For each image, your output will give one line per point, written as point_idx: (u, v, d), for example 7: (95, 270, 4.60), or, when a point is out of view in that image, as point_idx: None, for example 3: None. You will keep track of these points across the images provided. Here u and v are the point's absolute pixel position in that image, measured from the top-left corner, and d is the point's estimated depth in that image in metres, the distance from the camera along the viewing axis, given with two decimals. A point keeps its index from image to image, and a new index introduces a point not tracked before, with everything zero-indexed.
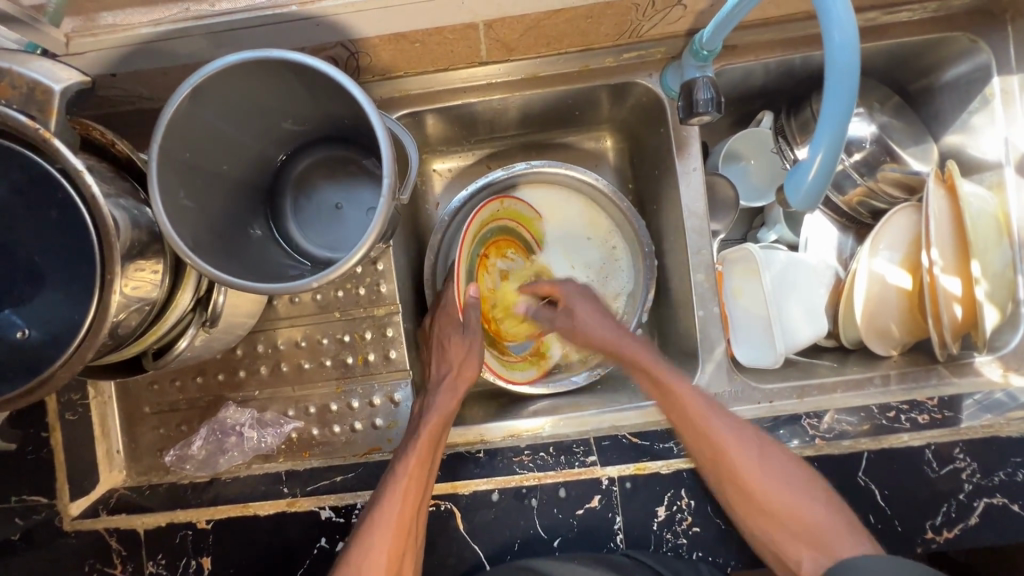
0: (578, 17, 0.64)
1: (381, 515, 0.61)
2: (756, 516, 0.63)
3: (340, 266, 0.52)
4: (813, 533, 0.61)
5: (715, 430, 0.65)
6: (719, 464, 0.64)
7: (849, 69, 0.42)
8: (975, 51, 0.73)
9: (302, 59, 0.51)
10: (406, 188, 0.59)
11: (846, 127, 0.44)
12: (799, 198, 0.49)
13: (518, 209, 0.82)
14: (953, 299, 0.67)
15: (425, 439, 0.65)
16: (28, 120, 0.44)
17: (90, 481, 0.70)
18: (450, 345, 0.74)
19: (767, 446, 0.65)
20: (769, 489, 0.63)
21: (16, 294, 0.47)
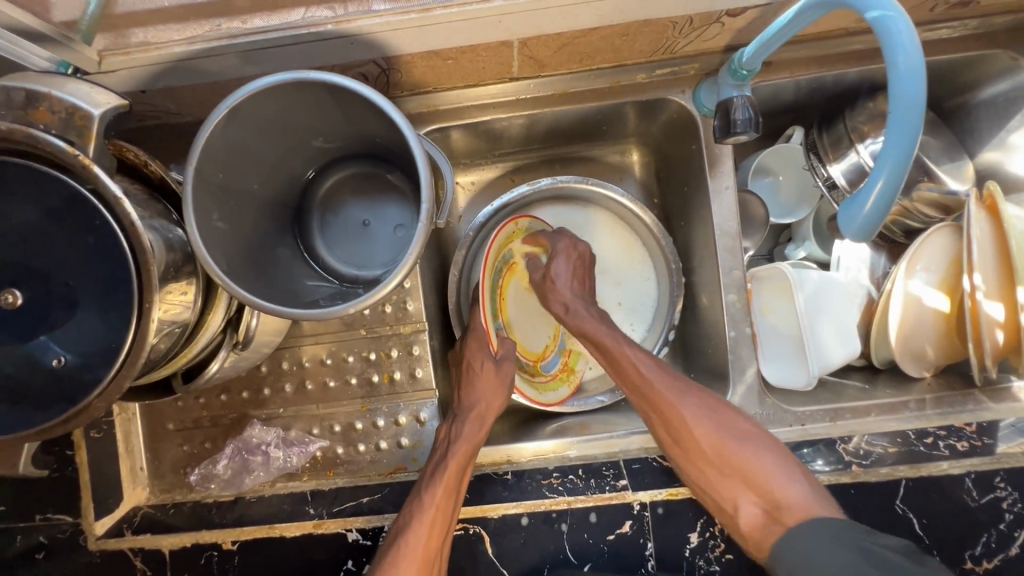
0: (614, 35, 0.63)
1: (407, 547, 0.60)
2: (701, 472, 0.61)
3: (377, 292, 0.51)
4: (759, 485, 0.59)
5: (653, 383, 0.66)
6: (659, 413, 0.65)
7: (917, 101, 0.42)
8: (1016, 69, 0.72)
9: (341, 81, 0.50)
10: (443, 212, 0.59)
11: (910, 159, 0.43)
12: (852, 230, 0.48)
13: (531, 226, 0.81)
14: (995, 324, 0.65)
15: (453, 468, 0.64)
16: (67, 147, 0.43)
17: (113, 499, 0.69)
18: (478, 368, 0.72)
19: (710, 400, 0.64)
20: (711, 442, 0.61)
21: (49, 321, 0.46)
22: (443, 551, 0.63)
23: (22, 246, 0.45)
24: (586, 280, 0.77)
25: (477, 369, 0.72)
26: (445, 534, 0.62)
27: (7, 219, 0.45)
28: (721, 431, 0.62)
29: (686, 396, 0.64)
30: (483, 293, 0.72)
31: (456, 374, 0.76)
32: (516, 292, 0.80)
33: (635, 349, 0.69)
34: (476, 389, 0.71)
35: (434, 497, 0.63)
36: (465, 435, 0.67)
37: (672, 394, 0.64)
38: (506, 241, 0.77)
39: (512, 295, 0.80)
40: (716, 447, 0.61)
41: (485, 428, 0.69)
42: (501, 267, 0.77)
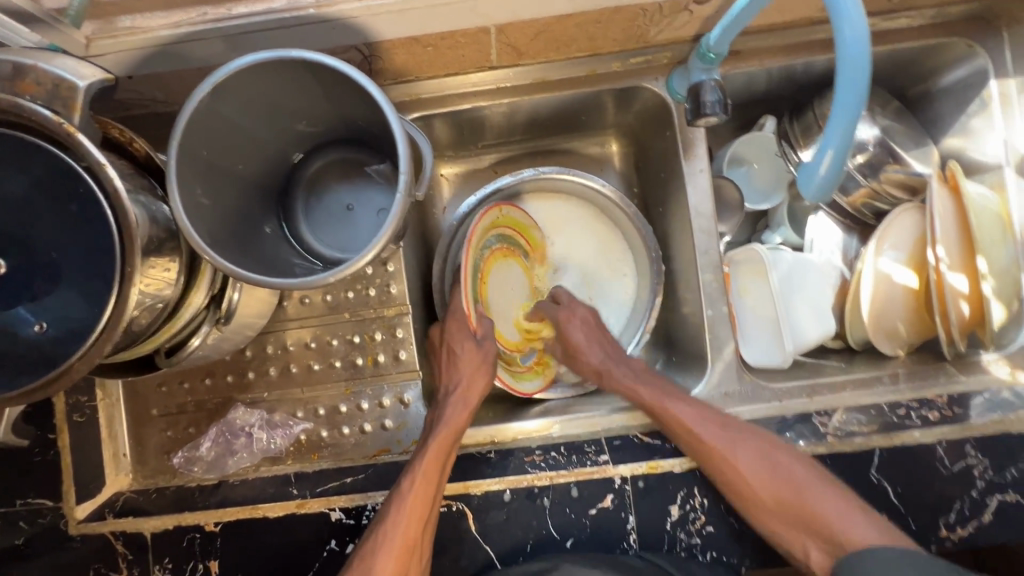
0: (587, 22, 0.66)
1: (387, 533, 0.61)
2: (767, 519, 0.63)
3: (354, 263, 0.52)
4: (819, 525, 0.61)
5: (703, 439, 0.65)
6: (713, 467, 0.64)
7: (862, 63, 0.44)
8: (973, 56, 0.75)
9: (321, 59, 0.51)
10: (422, 184, 0.60)
11: (857, 119, 0.46)
12: (809, 190, 0.51)
13: (513, 216, 0.80)
14: (960, 295, 0.68)
15: (434, 453, 0.65)
16: (52, 116, 0.44)
17: (97, 484, 0.69)
18: (462, 355, 0.73)
19: (764, 445, 0.65)
20: (767, 489, 0.63)
21: (32, 289, 0.46)
22: (424, 536, 0.63)
23: (7, 214, 0.46)
24: (604, 336, 0.79)
25: (461, 356, 0.72)
26: (429, 520, 0.63)
27: None
28: (774, 476, 0.63)
29: (738, 447, 0.65)
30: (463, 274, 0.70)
31: (435, 361, 0.76)
32: (495, 277, 0.78)
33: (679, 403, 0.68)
34: (458, 373, 0.72)
35: (414, 483, 0.63)
36: (447, 420, 0.68)
37: (725, 448, 0.64)
38: (488, 228, 0.75)
39: (492, 280, 0.77)
40: (773, 495, 0.63)
41: (467, 413, 0.70)
42: (484, 252, 0.75)
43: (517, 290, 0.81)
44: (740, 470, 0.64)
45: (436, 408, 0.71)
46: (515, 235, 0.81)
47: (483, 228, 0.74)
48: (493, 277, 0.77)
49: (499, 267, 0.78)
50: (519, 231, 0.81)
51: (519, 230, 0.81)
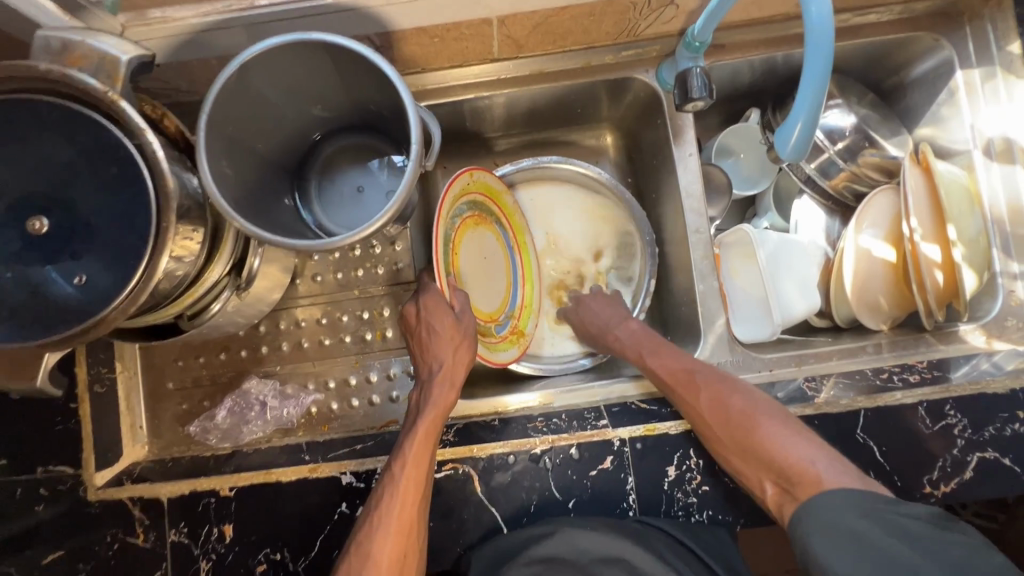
0: (582, 15, 0.72)
1: (384, 515, 0.61)
2: (731, 455, 0.65)
3: (362, 230, 0.56)
4: (781, 465, 0.61)
5: (681, 376, 0.70)
6: (685, 401, 0.69)
7: (825, 35, 0.50)
8: (939, 48, 0.81)
9: (339, 41, 0.56)
10: (430, 156, 0.66)
11: (823, 84, 0.52)
12: (787, 151, 0.58)
13: (484, 182, 0.79)
14: (933, 265, 0.73)
15: (424, 432, 0.66)
16: (98, 85, 0.48)
17: (114, 453, 0.72)
18: (435, 331, 0.71)
19: (722, 389, 0.68)
20: (736, 423, 0.65)
21: (74, 246, 0.50)
22: (422, 515, 0.63)
23: (52, 176, 0.50)
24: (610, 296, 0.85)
25: (434, 333, 0.71)
26: (422, 499, 0.63)
27: (40, 152, 0.50)
28: (731, 418, 0.66)
29: (700, 392, 0.68)
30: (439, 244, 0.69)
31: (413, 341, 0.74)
32: (468, 244, 0.77)
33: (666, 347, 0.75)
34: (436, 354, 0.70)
35: (406, 466, 0.64)
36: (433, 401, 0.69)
37: (688, 391, 0.69)
38: (459, 195, 0.74)
39: (466, 246, 0.76)
40: (731, 434, 0.65)
41: (451, 391, 0.69)
42: (455, 220, 0.74)
43: (489, 257, 0.80)
44: (699, 411, 0.67)
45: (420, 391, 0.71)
46: (487, 202, 0.80)
47: (453, 197, 0.72)
48: (466, 246, 0.76)
49: (471, 236, 0.77)
50: (491, 198, 0.81)
51: (493, 198, 0.81)
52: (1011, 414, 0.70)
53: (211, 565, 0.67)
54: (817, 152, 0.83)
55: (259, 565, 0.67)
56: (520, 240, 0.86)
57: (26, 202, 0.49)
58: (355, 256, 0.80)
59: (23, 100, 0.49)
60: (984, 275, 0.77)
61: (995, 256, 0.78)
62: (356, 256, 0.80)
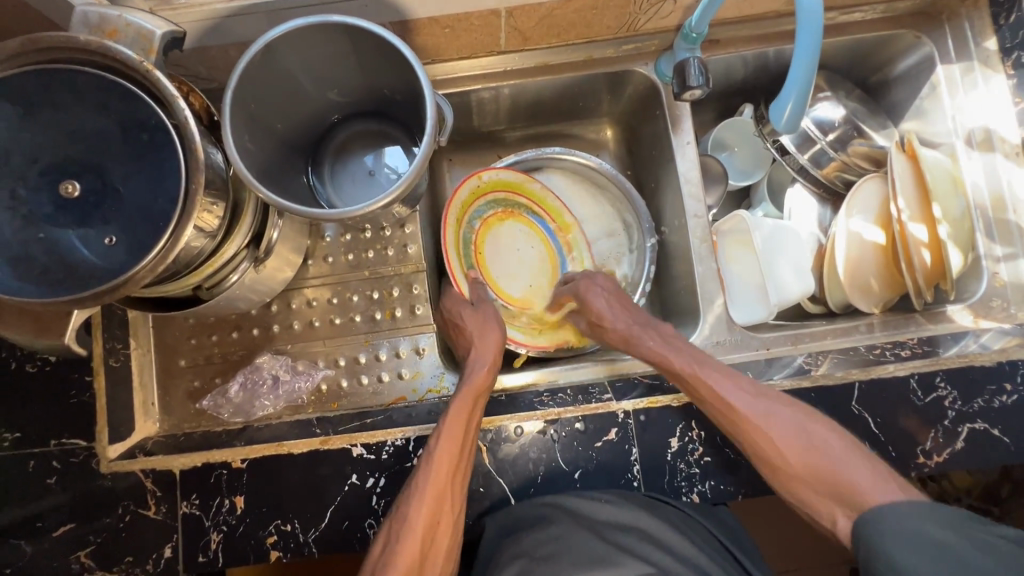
0: (585, 8, 0.75)
1: (418, 490, 0.61)
2: (794, 486, 0.64)
3: (374, 203, 0.58)
4: (847, 497, 0.60)
5: (739, 409, 0.66)
6: (740, 433, 0.66)
7: (814, 13, 0.55)
8: (920, 45, 0.86)
9: (359, 23, 0.59)
10: (444, 133, 0.70)
11: (813, 60, 0.57)
12: (781, 125, 0.63)
13: (501, 179, 0.87)
14: (921, 244, 0.77)
15: (461, 406, 0.66)
16: (135, 56, 0.51)
17: (127, 427, 0.73)
18: (465, 320, 0.76)
19: (803, 416, 0.65)
20: (797, 458, 0.63)
21: (105, 209, 0.52)
22: (456, 488, 0.63)
23: (84, 143, 0.52)
24: (624, 301, 0.81)
25: (465, 322, 0.76)
26: (458, 475, 0.64)
27: (75, 120, 0.52)
28: (808, 447, 0.63)
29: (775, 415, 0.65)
30: (446, 248, 0.79)
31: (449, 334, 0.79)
32: (495, 239, 0.87)
33: (716, 369, 0.69)
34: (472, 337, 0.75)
35: (439, 436, 0.64)
36: (469, 377, 0.70)
37: (761, 419, 0.65)
38: (471, 199, 0.83)
39: (488, 243, 0.86)
40: (805, 463, 0.63)
41: (488, 369, 0.71)
42: (473, 222, 0.84)
43: (521, 246, 0.89)
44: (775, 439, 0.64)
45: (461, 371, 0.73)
46: (510, 197, 0.88)
47: (459, 203, 0.82)
48: (491, 240, 0.87)
49: (495, 232, 0.87)
50: (514, 191, 0.88)
51: (513, 191, 0.88)
52: (999, 386, 0.73)
53: (221, 537, 0.68)
54: (810, 143, 0.87)
55: (269, 537, 0.68)
56: (560, 222, 0.91)
57: (60, 166, 0.52)
58: (365, 238, 0.82)
59: (60, 70, 0.52)
60: (969, 256, 0.81)
61: (979, 239, 0.81)
62: (366, 237, 0.82)
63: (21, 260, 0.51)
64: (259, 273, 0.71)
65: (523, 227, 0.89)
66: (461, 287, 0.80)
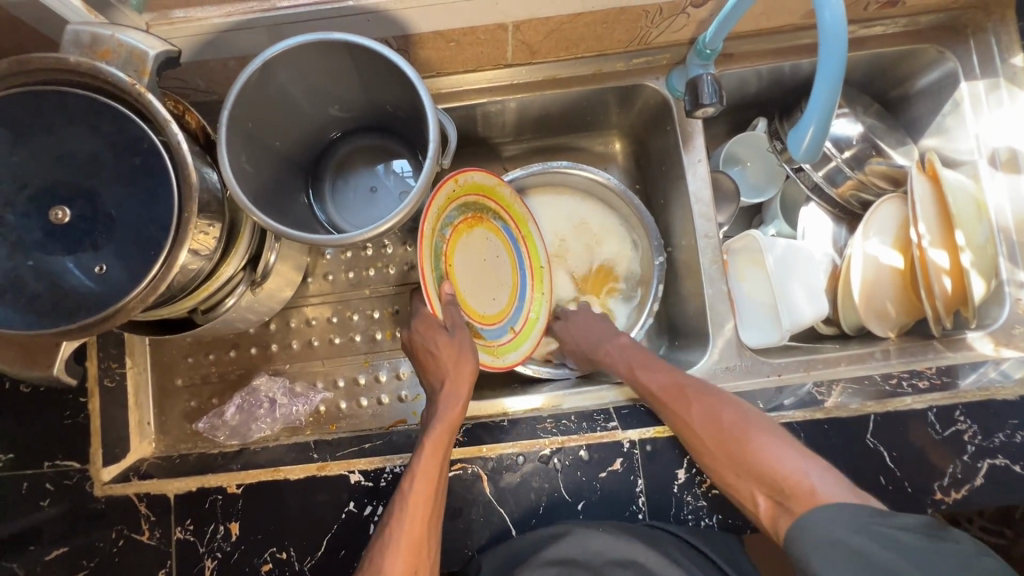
0: (595, 22, 0.73)
1: (393, 541, 0.59)
2: (716, 467, 0.63)
3: (378, 226, 0.56)
4: (767, 479, 0.59)
5: (665, 400, 0.69)
6: (668, 412, 0.68)
7: (839, 34, 0.51)
8: (943, 60, 0.82)
9: (360, 41, 0.57)
10: (446, 154, 0.68)
11: (838, 84, 0.54)
12: (800, 153, 0.61)
13: (473, 181, 0.75)
14: (942, 270, 0.74)
15: (433, 442, 0.64)
16: (126, 77, 0.49)
17: (122, 449, 0.71)
18: (439, 350, 0.68)
19: (723, 402, 0.66)
20: (717, 438, 0.63)
21: (95, 236, 0.51)
22: (431, 534, 0.61)
23: (75, 166, 0.51)
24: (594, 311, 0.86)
25: (437, 351, 0.69)
26: (430, 521, 0.61)
27: (64, 143, 0.51)
28: (723, 429, 0.64)
29: (692, 405, 0.66)
30: (423, 265, 0.65)
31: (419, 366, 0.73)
32: (465, 249, 0.75)
33: (652, 364, 0.73)
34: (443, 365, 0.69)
35: (413, 482, 0.61)
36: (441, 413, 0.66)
37: (677, 403, 0.67)
38: (446, 203, 0.71)
39: (456, 255, 0.74)
40: (720, 443, 0.63)
41: (461, 406, 0.66)
42: (445, 230, 0.71)
43: (490, 255, 0.78)
44: (693, 426, 0.65)
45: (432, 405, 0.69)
46: (479, 201, 0.77)
47: (437, 211, 0.69)
48: (461, 249, 0.75)
49: (464, 242, 0.75)
50: (484, 196, 0.77)
51: (483, 196, 0.77)
52: (1021, 421, 0.70)
53: (216, 563, 0.67)
54: (825, 160, 0.84)
55: (264, 565, 0.67)
56: (524, 231, 0.83)
57: (49, 191, 0.50)
58: (366, 256, 0.81)
59: (49, 91, 0.50)
60: (992, 282, 0.78)
61: (1001, 264, 0.78)
62: (367, 256, 0.80)
63: (8, 289, 0.49)
64: (257, 294, 0.70)
65: (490, 234, 0.79)
66: (434, 307, 0.67)
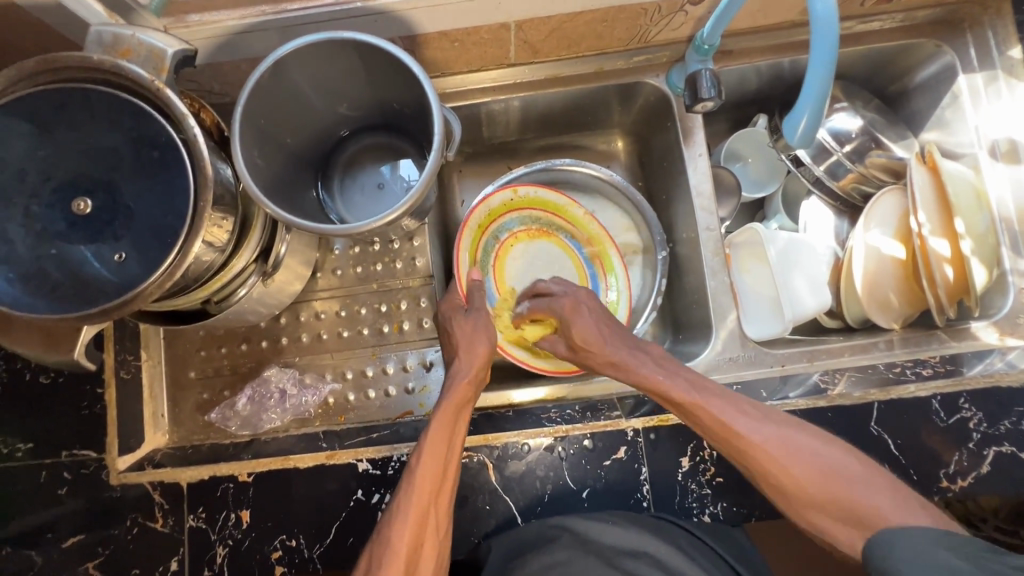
0: (596, 20, 0.75)
1: (400, 513, 0.59)
2: (812, 517, 0.58)
3: (384, 218, 0.58)
4: (864, 518, 0.55)
5: (739, 432, 0.60)
6: (752, 462, 0.60)
7: (829, 21, 0.53)
8: (941, 54, 0.83)
9: (368, 40, 0.59)
10: (451, 148, 0.69)
11: (831, 68, 0.55)
12: (795, 138, 0.62)
13: (540, 198, 0.90)
14: (943, 259, 0.75)
15: (444, 414, 0.65)
16: (146, 74, 0.52)
17: (136, 439, 0.73)
18: (455, 328, 0.72)
19: (784, 426, 0.60)
20: (820, 490, 0.56)
21: (114, 226, 0.53)
22: (438, 508, 0.62)
23: (96, 160, 0.53)
24: (609, 319, 0.75)
25: (455, 330, 0.72)
26: (439, 496, 0.61)
27: (88, 138, 0.53)
28: (806, 464, 0.57)
29: (766, 436, 0.59)
30: (460, 245, 0.83)
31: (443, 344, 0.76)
32: (517, 257, 0.90)
33: (718, 396, 0.63)
34: (456, 339, 0.72)
35: (422, 455, 0.62)
36: (452, 385, 0.67)
37: (748, 433, 0.60)
38: (503, 209, 0.88)
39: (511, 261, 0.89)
40: (808, 485, 0.57)
41: (469, 381, 0.67)
42: (501, 233, 0.88)
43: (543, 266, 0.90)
44: (775, 463, 0.58)
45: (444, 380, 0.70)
46: (547, 216, 0.91)
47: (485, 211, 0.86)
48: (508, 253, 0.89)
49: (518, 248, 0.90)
50: (551, 211, 0.90)
51: (551, 211, 0.90)
52: None
53: (228, 550, 0.68)
54: (826, 154, 0.85)
55: (275, 552, 0.68)
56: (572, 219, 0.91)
57: (71, 184, 0.52)
58: (373, 251, 0.82)
59: (73, 88, 0.53)
60: (994, 272, 0.78)
61: (1004, 254, 0.78)
62: (374, 251, 0.82)
63: (32, 276, 0.51)
64: (268, 287, 0.71)
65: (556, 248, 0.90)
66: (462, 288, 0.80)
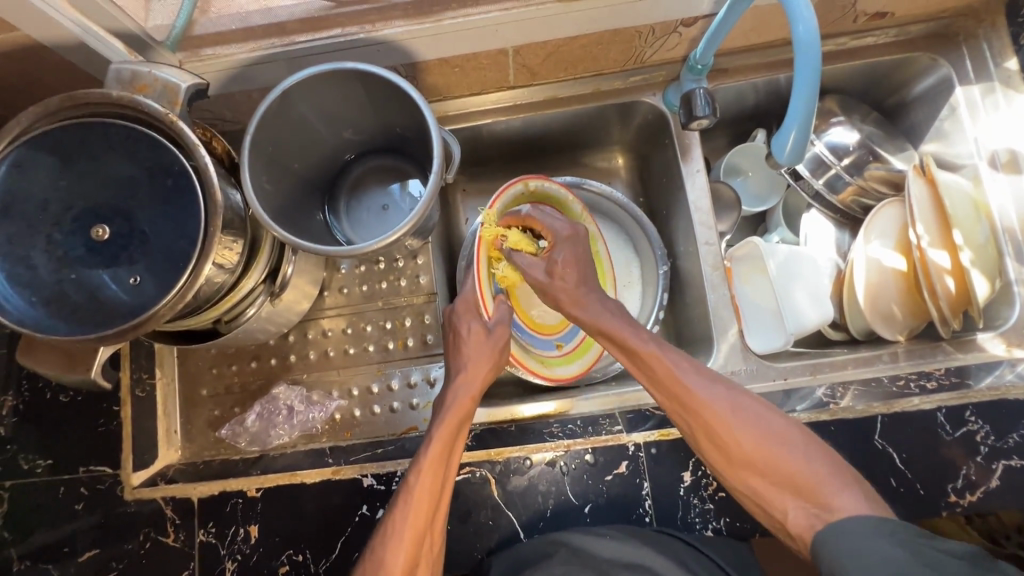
0: (591, 44, 0.77)
1: (395, 533, 0.60)
2: (749, 478, 0.60)
3: (382, 239, 0.60)
4: (808, 489, 0.56)
5: (694, 390, 0.62)
6: (696, 420, 0.62)
7: (811, 43, 0.54)
8: (937, 67, 0.84)
9: (369, 69, 0.62)
10: (450, 171, 0.72)
11: (815, 88, 0.57)
12: (784, 156, 0.63)
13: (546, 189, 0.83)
14: (943, 271, 0.75)
15: (443, 432, 0.65)
16: (161, 108, 0.55)
17: (151, 455, 0.75)
18: (466, 333, 0.72)
19: (746, 396, 0.62)
20: (753, 447, 0.59)
21: (131, 251, 0.55)
22: (433, 526, 0.62)
23: (115, 189, 0.56)
24: (588, 271, 0.74)
25: (466, 336, 0.72)
26: (437, 512, 0.62)
27: (107, 169, 0.56)
28: (763, 434, 0.59)
29: (730, 405, 0.61)
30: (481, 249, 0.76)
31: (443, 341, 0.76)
32: None
33: (670, 352, 0.66)
34: (467, 353, 0.71)
35: (420, 472, 0.62)
36: (452, 402, 0.68)
37: (707, 405, 0.61)
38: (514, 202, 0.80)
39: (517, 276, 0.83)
40: (761, 453, 0.59)
41: (472, 395, 0.68)
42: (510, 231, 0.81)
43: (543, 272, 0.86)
44: (729, 427, 0.60)
45: (442, 391, 0.71)
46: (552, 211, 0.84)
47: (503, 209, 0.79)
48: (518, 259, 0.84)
49: None
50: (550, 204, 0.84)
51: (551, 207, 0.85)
52: None
53: (236, 565, 0.70)
54: (825, 168, 0.86)
55: (282, 566, 0.70)
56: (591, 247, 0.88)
57: (90, 212, 0.55)
58: (378, 270, 0.84)
59: (95, 123, 0.56)
60: (997, 282, 0.78)
61: (1008, 265, 0.78)
62: (379, 269, 0.84)
63: (52, 299, 0.54)
64: (277, 306, 0.74)
65: None
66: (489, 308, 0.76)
